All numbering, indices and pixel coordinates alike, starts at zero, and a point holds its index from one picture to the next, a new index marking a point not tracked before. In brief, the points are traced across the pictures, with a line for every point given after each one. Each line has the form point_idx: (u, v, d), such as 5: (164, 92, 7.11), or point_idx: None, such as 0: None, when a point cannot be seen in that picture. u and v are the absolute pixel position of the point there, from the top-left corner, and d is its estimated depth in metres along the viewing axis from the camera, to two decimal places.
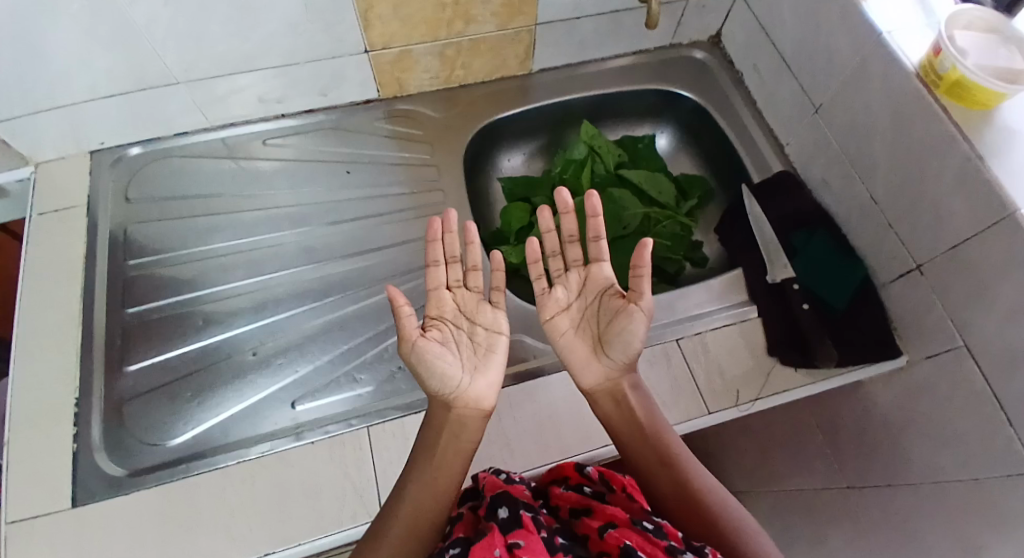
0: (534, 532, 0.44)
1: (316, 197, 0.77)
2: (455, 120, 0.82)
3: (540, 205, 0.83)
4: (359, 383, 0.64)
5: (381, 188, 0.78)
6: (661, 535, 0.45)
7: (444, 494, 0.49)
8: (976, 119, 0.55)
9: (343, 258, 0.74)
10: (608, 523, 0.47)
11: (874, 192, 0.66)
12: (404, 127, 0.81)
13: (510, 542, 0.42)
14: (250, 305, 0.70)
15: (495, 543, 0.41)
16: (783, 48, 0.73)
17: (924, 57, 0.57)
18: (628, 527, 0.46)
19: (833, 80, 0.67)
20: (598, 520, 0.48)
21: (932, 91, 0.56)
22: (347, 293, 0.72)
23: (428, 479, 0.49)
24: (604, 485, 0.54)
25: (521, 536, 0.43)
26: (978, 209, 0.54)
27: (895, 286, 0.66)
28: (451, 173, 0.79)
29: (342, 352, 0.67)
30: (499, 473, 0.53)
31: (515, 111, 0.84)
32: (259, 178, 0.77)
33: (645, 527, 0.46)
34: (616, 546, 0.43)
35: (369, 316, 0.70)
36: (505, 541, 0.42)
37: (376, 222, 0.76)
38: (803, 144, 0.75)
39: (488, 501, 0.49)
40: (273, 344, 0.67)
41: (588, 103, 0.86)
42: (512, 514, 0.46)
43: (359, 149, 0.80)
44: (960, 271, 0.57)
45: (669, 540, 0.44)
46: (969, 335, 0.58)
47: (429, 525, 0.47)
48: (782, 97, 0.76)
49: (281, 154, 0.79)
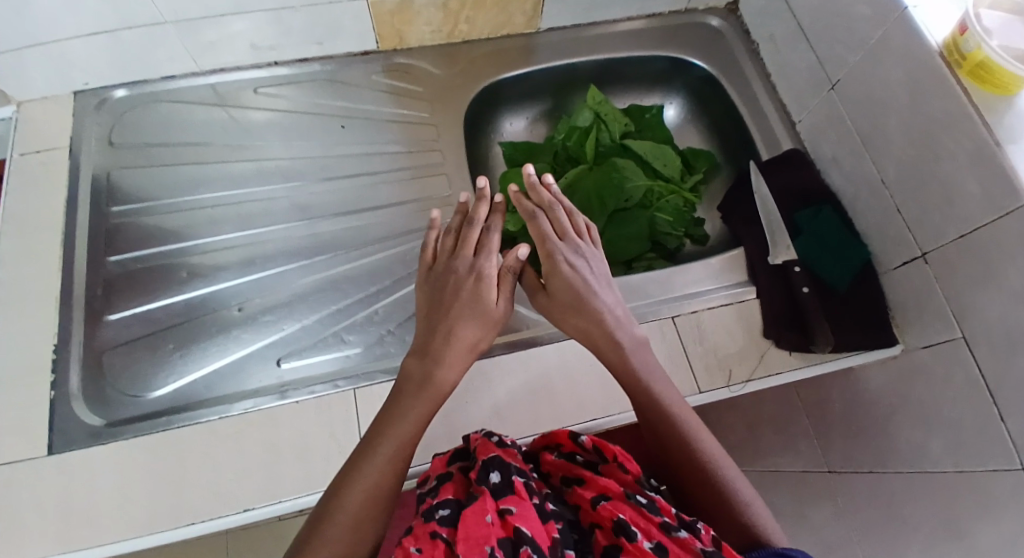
0: (525, 499, 0.47)
1: (309, 152, 0.74)
2: (456, 78, 0.79)
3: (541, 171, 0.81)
4: (348, 344, 0.63)
5: (377, 146, 0.75)
6: (654, 510, 0.46)
7: (399, 459, 0.50)
8: (998, 103, 0.52)
9: (336, 216, 0.72)
10: (600, 495, 0.49)
11: (885, 174, 0.63)
12: (404, 82, 0.78)
13: (502, 509, 0.46)
14: (238, 260, 0.68)
15: (488, 510, 0.45)
16: (802, 19, 0.70)
17: (949, 35, 0.55)
18: (621, 500, 0.48)
19: (852, 55, 0.64)
20: (591, 490, 0.50)
21: (954, 71, 0.54)
22: (338, 253, 0.70)
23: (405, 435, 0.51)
24: (596, 455, 0.55)
25: (513, 503, 0.46)
26: (990, 198, 0.52)
27: (897, 272, 0.64)
28: (450, 133, 0.76)
29: (331, 312, 0.65)
30: (492, 436, 0.55)
31: (519, 71, 0.80)
32: (249, 128, 0.74)
33: (639, 502, 0.47)
34: (608, 519, 0.46)
35: (361, 278, 0.68)
36: (497, 508, 0.46)
37: (371, 180, 0.74)
38: (815, 121, 0.72)
39: (480, 464, 0.51)
40: (260, 301, 0.66)
41: (596, 67, 0.83)
42: (505, 480, 0.49)
43: (355, 103, 0.76)
44: (966, 260, 0.56)
45: (663, 515, 0.46)
46: (968, 326, 0.57)
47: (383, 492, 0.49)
48: (797, 70, 0.73)
49: (273, 105, 0.75)
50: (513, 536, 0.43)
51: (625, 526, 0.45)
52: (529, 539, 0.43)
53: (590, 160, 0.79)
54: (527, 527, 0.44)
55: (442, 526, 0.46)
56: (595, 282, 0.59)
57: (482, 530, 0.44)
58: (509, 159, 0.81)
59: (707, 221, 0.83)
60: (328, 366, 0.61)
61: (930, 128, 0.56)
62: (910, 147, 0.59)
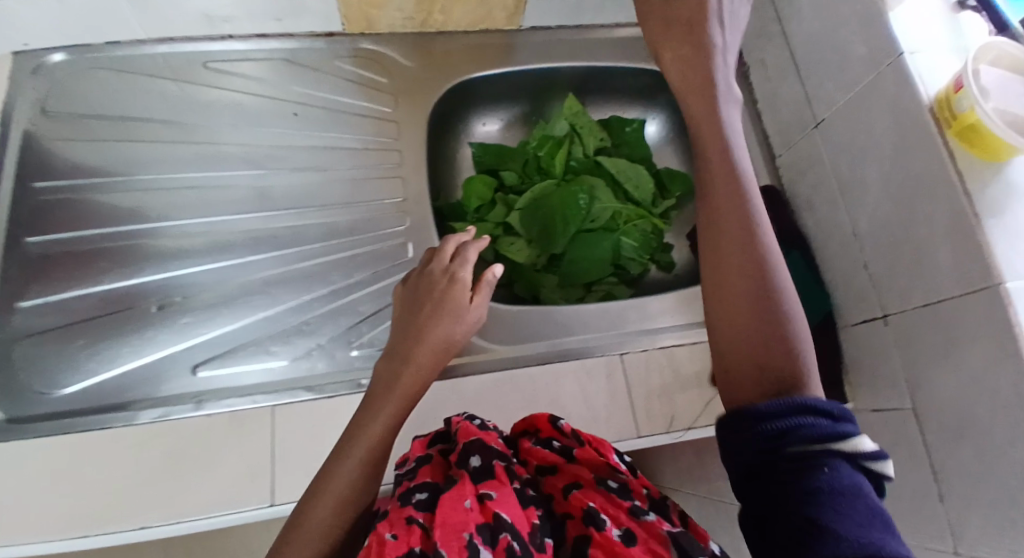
0: (505, 484, 0.45)
1: (257, 139, 0.68)
2: (428, 70, 0.73)
3: (508, 179, 0.77)
4: (272, 355, 0.59)
5: (331, 138, 0.69)
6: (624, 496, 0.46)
7: (385, 440, 0.48)
8: (983, 171, 0.49)
9: (284, 214, 0.65)
10: (573, 484, 0.49)
11: (857, 226, 0.60)
12: (370, 69, 0.71)
13: (482, 493, 0.44)
14: (165, 251, 0.63)
15: (467, 495, 0.43)
16: (795, 48, 0.65)
17: (943, 90, 0.50)
18: (593, 488, 0.48)
19: (839, 96, 0.60)
20: (563, 480, 0.50)
21: (943, 129, 0.50)
22: (276, 253, 0.64)
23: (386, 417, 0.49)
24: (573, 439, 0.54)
25: (493, 488, 0.44)
26: (961, 272, 0.49)
27: (858, 329, 0.62)
28: (413, 133, 0.69)
29: (259, 321, 0.60)
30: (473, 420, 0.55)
31: (495, 70, 0.75)
32: (195, 106, 0.68)
33: (607, 489, 0.47)
34: (578, 508, 0.45)
35: (294, 283, 0.62)
36: (477, 492, 0.44)
37: (321, 177, 0.67)
38: (796, 158, 0.68)
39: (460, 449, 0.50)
40: (182, 299, 0.61)
41: (578, 74, 0.78)
42: (485, 466, 0.47)
43: (314, 88, 0.70)
44: (927, 329, 0.53)
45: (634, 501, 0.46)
46: (919, 397, 0.55)
47: (370, 472, 0.47)
48: (784, 102, 0.69)
49: (225, 82, 0.69)
50: (492, 522, 0.41)
51: (596, 514, 0.43)
52: (507, 525, 0.41)
53: (560, 176, 0.75)
54: (506, 513, 0.42)
55: (418, 511, 0.44)
56: (728, 89, 0.45)
57: (461, 516, 0.41)
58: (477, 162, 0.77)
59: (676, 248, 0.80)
60: (253, 375, 0.57)
61: (908, 187, 0.53)
62: (887, 203, 0.56)
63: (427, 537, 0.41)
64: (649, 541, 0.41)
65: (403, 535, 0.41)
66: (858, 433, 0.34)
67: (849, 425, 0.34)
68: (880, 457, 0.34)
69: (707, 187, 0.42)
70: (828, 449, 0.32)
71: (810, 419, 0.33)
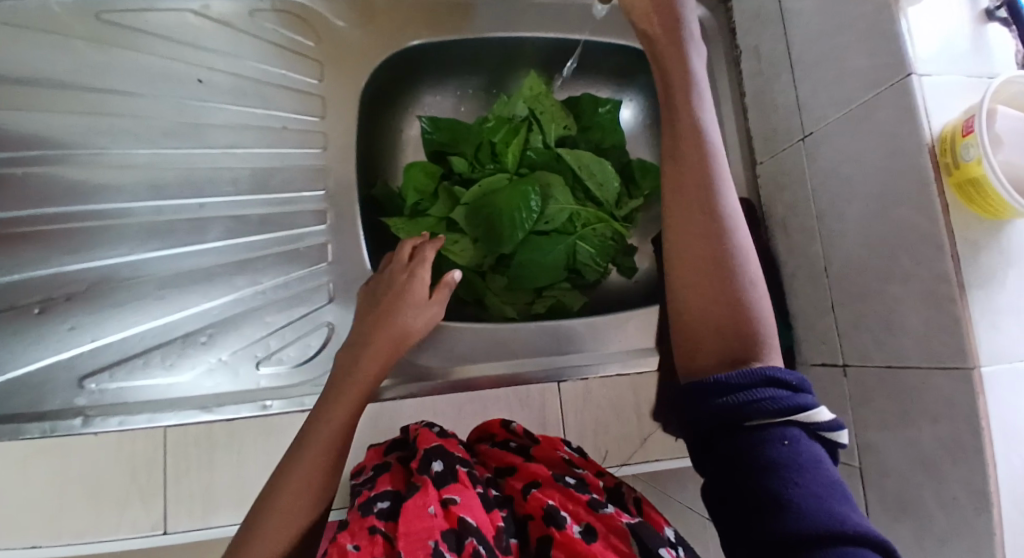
0: (469, 488, 0.42)
1: (158, 108, 0.58)
2: (366, 34, 0.62)
3: (455, 166, 0.68)
4: (169, 369, 0.53)
5: (247, 111, 0.59)
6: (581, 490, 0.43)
7: (342, 446, 0.44)
8: (978, 230, 0.42)
9: (195, 204, 0.57)
10: (532, 483, 0.46)
11: (831, 263, 0.53)
12: (296, 29, 0.61)
13: (444, 498, 0.41)
14: (46, 240, 0.54)
15: (430, 500, 0.40)
16: (794, 42, 0.55)
17: (951, 127, 0.42)
18: (550, 485, 0.45)
19: (834, 111, 0.51)
20: (520, 480, 0.47)
21: (941, 176, 0.42)
22: (178, 250, 0.55)
23: (337, 417, 0.45)
24: (529, 438, 0.53)
25: (456, 492, 0.41)
26: (936, 345, 0.43)
27: (815, 372, 0.57)
28: (342, 111, 0.61)
29: (156, 328, 0.54)
30: (432, 426, 0.51)
31: (446, 38, 0.64)
32: (84, 64, 0.57)
33: (567, 483, 0.44)
34: (538, 507, 0.42)
35: (197, 284, 0.55)
36: (439, 498, 0.41)
37: (234, 158, 0.58)
38: (777, 171, 0.60)
39: (420, 455, 0.46)
40: (66, 299, 0.53)
41: (544, 47, 0.67)
42: (448, 469, 0.44)
43: (228, 50, 0.59)
44: (886, 392, 0.48)
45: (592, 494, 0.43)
46: (866, 459, 0.51)
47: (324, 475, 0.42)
48: (773, 104, 0.60)
49: (114, 38, 0.57)
50: (457, 527, 0.38)
51: (556, 513, 0.40)
52: (473, 530, 0.38)
53: (513, 167, 0.67)
54: (472, 517, 0.39)
55: (381, 520, 0.41)
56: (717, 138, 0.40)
57: (425, 523, 0.38)
58: (430, 140, 0.67)
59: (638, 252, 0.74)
60: (142, 392, 0.52)
61: (893, 235, 0.46)
62: (865, 246, 0.49)
63: (391, 549, 0.38)
64: (608, 535, 0.39)
65: (365, 546, 0.38)
66: (815, 405, 0.34)
67: (806, 397, 0.34)
68: (835, 426, 0.34)
69: (680, 184, 0.38)
70: (790, 422, 0.32)
71: (773, 392, 0.33)
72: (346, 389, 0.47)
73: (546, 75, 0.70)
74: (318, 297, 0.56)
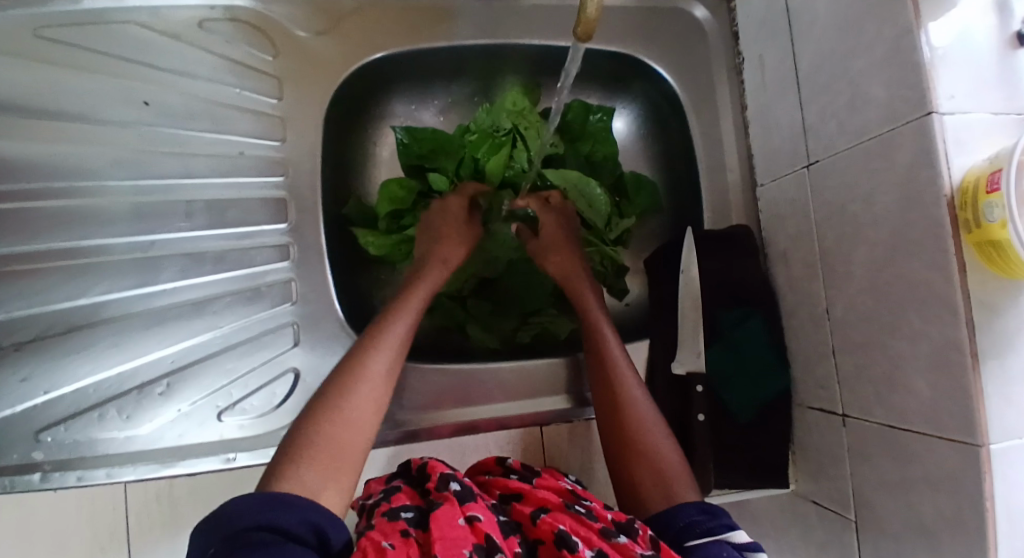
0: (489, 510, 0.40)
1: (102, 134, 0.53)
2: (330, 45, 0.57)
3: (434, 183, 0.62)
4: (129, 420, 0.50)
5: (202, 136, 0.55)
6: (592, 518, 0.41)
7: (377, 413, 0.42)
8: (998, 291, 0.38)
9: (149, 240, 0.53)
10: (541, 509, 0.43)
11: (832, 306, 0.50)
12: (252, 41, 0.55)
13: (468, 515, 0.38)
14: None
15: (459, 513, 0.38)
16: (800, 58, 0.50)
17: (974, 177, 0.37)
18: (560, 511, 0.43)
19: (841, 141, 0.46)
20: (530, 505, 0.44)
21: (959, 232, 0.37)
22: (134, 291, 0.52)
23: (379, 379, 0.44)
24: (529, 471, 0.51)
25: (479, 510, 0.39)
26: (943, 413, 0.40)
27: (812, 416, 0.54)
28: (307, 133, 0.56)
29: (113, 376, 0.51)
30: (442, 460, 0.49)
31: (421, 47, 0.58)
32: (15, 83, 0.51)
33: (578, 511, 0.42)
34: (548, 531, 0.40)
35: (155, 327, 0.52)
36: (463, 514, 0.39)
37: (190, 189, 0.54)
38: (778, 197, 0.55)
39: (436, 479, 0.44)
40: (12, 346, 0.50)
41: (529, 54, 0.61)
42: (468, 488, 0.42)
43: (178, 68, 0.54)
44: (886, 450, 0.45)
45: (601, 522, 0.41)
46: (862, 515, 0.49)
47: (364, 439, 0.40)
48: (776, 123, 0.54)
49: (49, 57, 0.52)
50: (485, 544, 0.36)
51: (567, 536, 0.38)
52: (502, 548, 0.36)
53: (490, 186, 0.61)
54: (497, 537, 0.37)
55: (410, 527, 0.38)
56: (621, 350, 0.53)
57: (457, 533, 0.36)
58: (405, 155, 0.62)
59: (630, 273, 0.70)
60: (96, 448, 0.49)
61: (902, 290, 0.42)
62: (871, 294, 0.45)
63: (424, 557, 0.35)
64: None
65: (401, 545, 0.35)
66: (733, 527, 0.39)
67: (724, 520, 0.39)
68: (755, 547, 0.38)
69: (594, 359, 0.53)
70: (715, 539, 0.38)
71: (691, 517, 0.40)
72: (376, 347, 0.45)
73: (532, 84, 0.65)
74: (282, 341, 0.53)
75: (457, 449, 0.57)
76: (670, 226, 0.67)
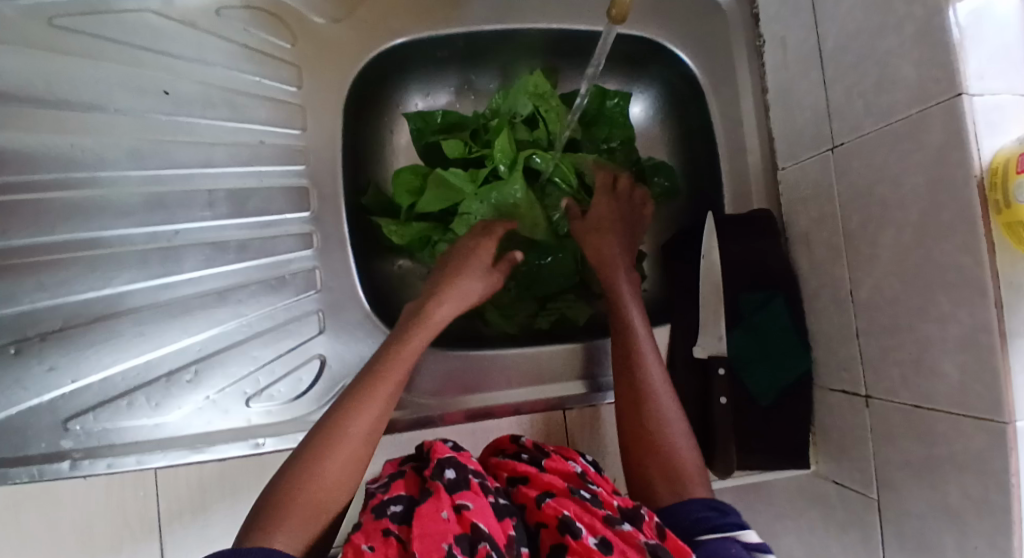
0: (483, 495, 0.41)
1: (122, 124, 0.53)
2: (349, 32, 0.56)
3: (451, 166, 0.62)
4: (157, 408, 0.51)
5: (222, 125, 0.55)
6: (598, 505, 0.41)
7: (363, 459, 0.41)
8: None
9: (171, 229, 0.53)
10: (545, 494, 0.44)
11: (856, 288, 0.50)
12: (272, 27, 0.55)
13: (458, 503, 0.39)
14: (15, 276, 0.50)
15: (443, 505, 0.38)
16: (823, 38, 0.49)
17: (1003, 156, 0.37)
18: (565, 497, 0.43)
19: (866, 123, 0.46)
20: (536, 490, 0.44)
21: (988, 213, 0.37)
22: (158, 281, 0.53)
23: (370, 416, 0.42)
24: (541, 451, 0.51)
25: (470, 498, 0.40)
26: (970, 393, 0.40)
27: (833, 397, 0.54)
28: (325, 121, 0.56)
29: (140, 365, 0.51)
30: (448, 440, 0.48)
31: (438, 33, 0.58)
32: (35, 76, 0.51)
33: (583, 496, 0.42)
34: (553, 516, 0.40)
35: (181, 316, 0.52)
36: (453, 503, 0.39)
37: (211, 177, 0.54)
38: (800, 180, 0.55)
39: (433, 463, 0.44)
40: (41, 338, 0.50)
41: (546, 40, 0.61)
42: (463, 475, 0.42)
43: (197, 56, 0.54)
44: (911, 432, 0.46)
45: (606, 510, 0.41)
46: (885, 495, 0.49)
47: (342, 496, 0.39)
48: (797, 104, 0.54)
49: (69, 45, 0.52)
50: (470, 533, 0.37)
51: (571, 522, 0.39)
52: (488, 536, 0.36)
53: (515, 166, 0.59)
54: (484, 524, 0.38)
55: (394, 524, 0.39)
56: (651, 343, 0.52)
57: (439, 527, 0.37)
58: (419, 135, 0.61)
59: (648, 257, 0.70)
60: (125, 435, 0.50)
61: (929, 270, 0.42)
62: (897, 275, 0.45)
63: (405, 552, 0.37)
64: (626, 550, 0.36)
65: (381, 547, 0.37)
66: (744, 526, 0.39)
67: (733, 518, 0.40)
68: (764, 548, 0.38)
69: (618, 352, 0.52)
70: (725, 536, 0.38)
71: (702, 515, 0.40)
72: (376, 385, 0.44)
73: (551, 69, 0.64)
74: (307, 329, 0.54)
75: (480, 435, 0.57)
76: (689, 212, 0.67)
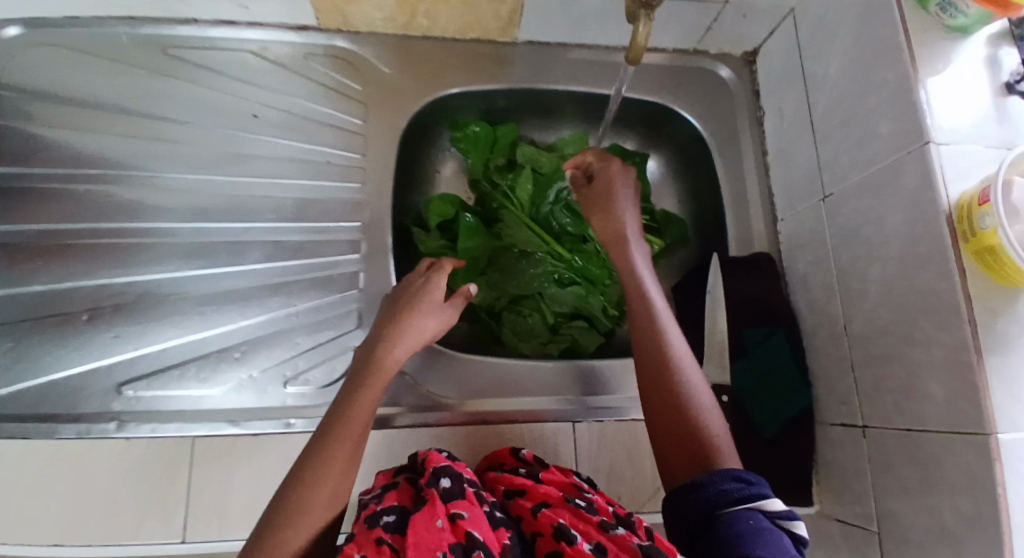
0: (477, 505, 0.41)
1: (213, 138, 0.63)
2: (409, 80, 0.67)
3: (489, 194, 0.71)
4: (203, 381, 0.55)
5: (296, 146, 0.64)
6: (593, 512, 0.42)
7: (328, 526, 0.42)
8: (998, 296, 0.42)
9: (241, 226, 0.61)
10: (540, 504, 0.45)
11: (851, 322, 0.54)
12: (349, 72, 0.66)
13: (453, 512, 0.39)
14: (104, 255, 0.59)
15: (439, 514, 0.39)
16: (814, 104, 0.58)
17: (968, 196, 0.43)
18: (560, 507, 0.44)
19: (852, 172, 0.53)
20: (532, 502, 0.45)
21: (958, 243, 0.43)
22: (224, 269, 0.60)
23: (331, 481, 0.43)
24: (539, 464, 0.52)
25: (464, 508, 0.40)
26: (955, 409, 0.43)
27: (835, 432, 0.57)
28: (381, 150, 0.65)
29: (194, 341, 0.57)
30: (444, 450, 0.49)
31: (484, 87, 0.68)
32: (148, 95, 0.62)
33: (578, 504, 0.43)
34: (548, 526, 0.41)
35: (236, 301, 0.59)
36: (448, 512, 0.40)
37: (280, 187, 0.63)
38: (799, 228, 0.62)
39: (430, 472, 0.45)
40: (113, 310, 0.57)
41: (575, 99, 0.71)
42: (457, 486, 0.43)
43: (282, 89, 0.64)
44: (907, 456, 0.48)
45: (601, 516, 0.42)
46: (886, 525, 0.50)
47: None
48: (794, 161, 0.62)
49: (181, 72, 0.62)
50: (464, 542, 0.37)
51: (567, 530, 0.40)
52: (481, 544, 0.37)
53: (522, 196, 0.70)
54: (479, 533, 0.38)
55: (387, 533, 0.40)
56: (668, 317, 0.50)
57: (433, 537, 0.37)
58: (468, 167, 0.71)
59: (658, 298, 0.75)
60: (170, 403, 0.54)
61: (912, 298, 0.47)
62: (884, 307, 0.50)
63: None
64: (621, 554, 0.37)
65: None
66: (767, 495, 0.39)
67: (758, 488, 0.39)
68: (790, 516, 0.38)
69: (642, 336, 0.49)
70: (748, 507, 0.37)
71: (728, 485, 0.39)
72: (331, 452, 0.44)
73: (576, 125, 0.75)
74: (346, 323, 0.59)
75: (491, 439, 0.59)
76: (699, 259, 0.73)
